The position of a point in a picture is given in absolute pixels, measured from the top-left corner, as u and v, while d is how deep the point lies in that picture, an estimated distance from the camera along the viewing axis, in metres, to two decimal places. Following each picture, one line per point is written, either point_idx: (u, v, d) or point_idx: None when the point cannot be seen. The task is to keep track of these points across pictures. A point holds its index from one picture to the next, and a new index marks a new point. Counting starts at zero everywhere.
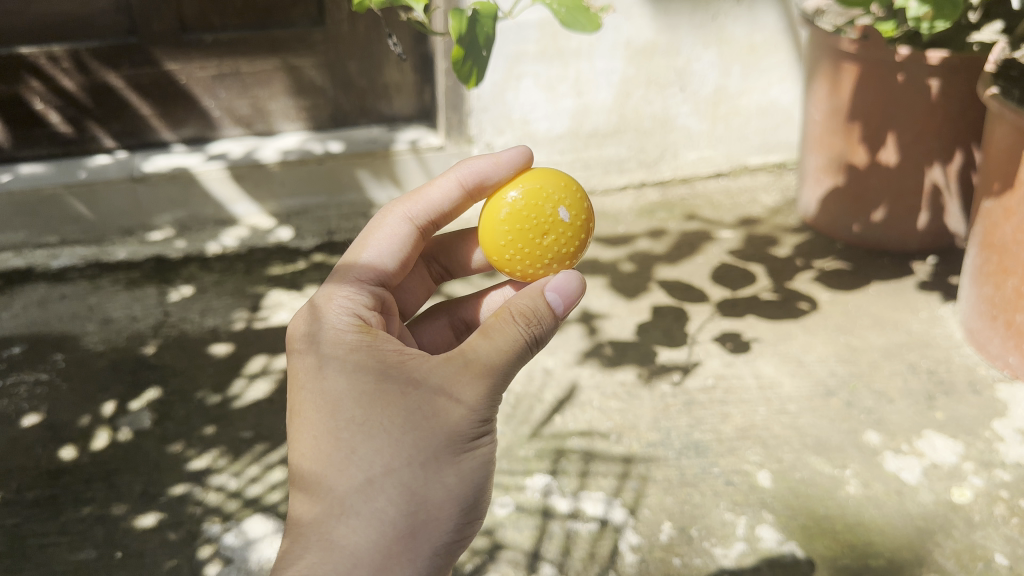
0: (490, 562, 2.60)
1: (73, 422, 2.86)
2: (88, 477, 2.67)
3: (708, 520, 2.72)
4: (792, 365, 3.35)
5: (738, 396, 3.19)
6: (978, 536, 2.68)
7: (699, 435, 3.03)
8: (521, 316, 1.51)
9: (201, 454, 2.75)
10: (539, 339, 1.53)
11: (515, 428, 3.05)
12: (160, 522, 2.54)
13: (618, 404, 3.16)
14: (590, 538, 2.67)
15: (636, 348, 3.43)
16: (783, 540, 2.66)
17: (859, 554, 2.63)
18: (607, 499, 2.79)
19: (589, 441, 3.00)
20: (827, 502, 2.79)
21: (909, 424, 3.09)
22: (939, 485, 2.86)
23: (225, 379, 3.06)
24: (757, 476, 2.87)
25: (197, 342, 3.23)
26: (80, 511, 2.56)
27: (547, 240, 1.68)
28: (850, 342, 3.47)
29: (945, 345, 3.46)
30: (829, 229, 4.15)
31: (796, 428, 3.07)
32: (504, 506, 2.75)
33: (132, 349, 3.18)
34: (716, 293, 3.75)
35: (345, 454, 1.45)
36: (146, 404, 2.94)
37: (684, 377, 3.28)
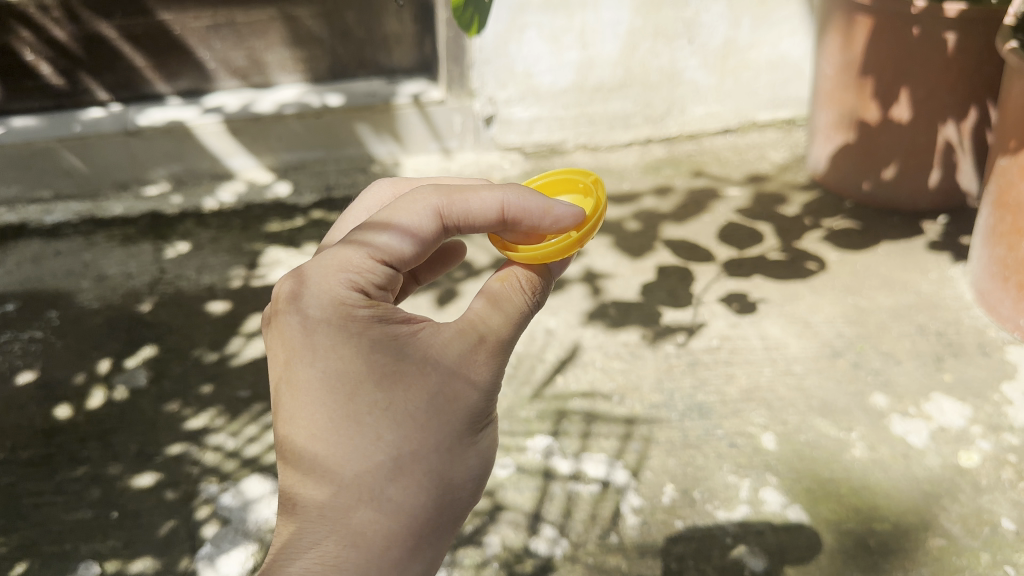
0: (490, 522, 2.55)
1: (68, 379, 2.82)
2: (82, 437, 2.63)
3: (711, 482, 2.68)
4: (798, 327, 3.29)
5: (743, 357, 3.15)
6: (984, 500, 2.64)
7: (703, 397, 2.99)
8: (527, 283, 1.47)
9: (198, 413, 2.72)
10: (534, 289, 1.48)
11: (516, 389, 3.01)
12: (156, 482, 2.51)
13: (621, 364, 3.12)
14: (592, 499, 2.63)
15: (640, 308, 3.37)
16: (787, 503, 2.63)
17: (865, 517, 2.60)
18: (609, 460, 2.76)
19: (592, 402, 2.96)
20: (832, 466, 2.75)
21: (917, 387, 3.04)
22: (946, 449, 2.82)
23: (221, 337, 3.01)
24: (761, 439, 2.83)
25: (193, 299, 3.18)
26: (76, 471, 2.53)
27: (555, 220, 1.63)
28: (858, 304, 3.41)
29: (954, 306, 3.40)
30: (837, 187, 4.07)
31: (801, 390, 3.02)
32: (505, 467, 2.72)
33: (127, 306, 3.13)
34: (723, 253, 3.68)
35: (341, 431, 1.28)
36: (142, 362, 2.89)
37: (689, 337, 3.23)
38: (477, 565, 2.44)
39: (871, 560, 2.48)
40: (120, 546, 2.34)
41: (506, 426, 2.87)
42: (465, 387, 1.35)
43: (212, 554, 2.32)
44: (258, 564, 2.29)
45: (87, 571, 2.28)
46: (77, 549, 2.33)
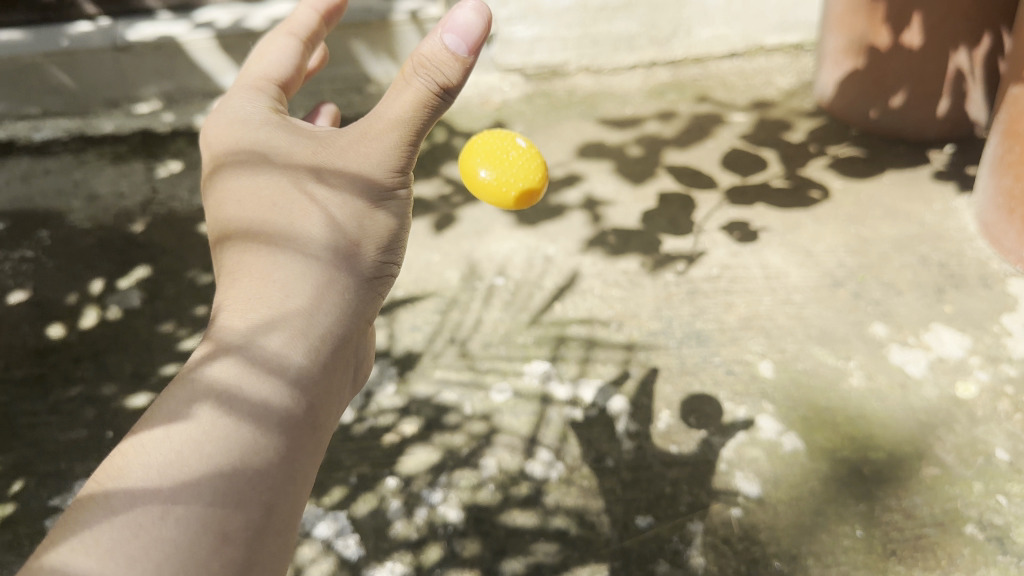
0: (486, 446, 2.54)
1: (61, 299, 2.78)
2: (76, 357, 2.61)
3: (707, 409, 2.68)
4: (800, 256, 3.25)
5: (743, 286, 3.12)
6: (980, 431, 2.65)
7: (701, 325, 2.97)
8: (422, 69, 1.49)
9: (193, 334, 2.68)
10: (447, 89, 1.51)
11: (513, 315, 2.97)
12: (151, 402, 2.49)
13: (619, 292, 3.08)
14: (588, 424, 2.62)
15: (641, 236, 3.32)
16: (783, 431, 2.62)
17: (860, 446, 2.60)
18: (605, 386, 2.74)
19: (589, 329, 2.94)
20: (829, 394, 2.74)
21: (917, 318, 3.02)
22: (944, 379, 2.81)
23: (215, 258, 2.97)
24: (758, 367, 2.82)
25: (185, 220, 3.12)
26: (71, 390, 2.51)
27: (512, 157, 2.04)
28: (861, 234, 3.36)
29: (958, 237, 3.36)
30: (843, 113, 3.99)
31: (801, 319, 3.00)
32: (502, 392, 2.70)
33: (120, 227, 3.07)
34: (726, 180, 3.62)
35: (250, 253, 1.51)
36: (135, 283, 2.86)
37: (689, 266, 3.19)
38: (473, 487, 2.43)
39: (865, 487, 2.49)
40: None
41: (503, 352, 2.84)
42: (367, 220, 1.59)
43: None
44: None
45: None
46: (73, 468, 2.32)
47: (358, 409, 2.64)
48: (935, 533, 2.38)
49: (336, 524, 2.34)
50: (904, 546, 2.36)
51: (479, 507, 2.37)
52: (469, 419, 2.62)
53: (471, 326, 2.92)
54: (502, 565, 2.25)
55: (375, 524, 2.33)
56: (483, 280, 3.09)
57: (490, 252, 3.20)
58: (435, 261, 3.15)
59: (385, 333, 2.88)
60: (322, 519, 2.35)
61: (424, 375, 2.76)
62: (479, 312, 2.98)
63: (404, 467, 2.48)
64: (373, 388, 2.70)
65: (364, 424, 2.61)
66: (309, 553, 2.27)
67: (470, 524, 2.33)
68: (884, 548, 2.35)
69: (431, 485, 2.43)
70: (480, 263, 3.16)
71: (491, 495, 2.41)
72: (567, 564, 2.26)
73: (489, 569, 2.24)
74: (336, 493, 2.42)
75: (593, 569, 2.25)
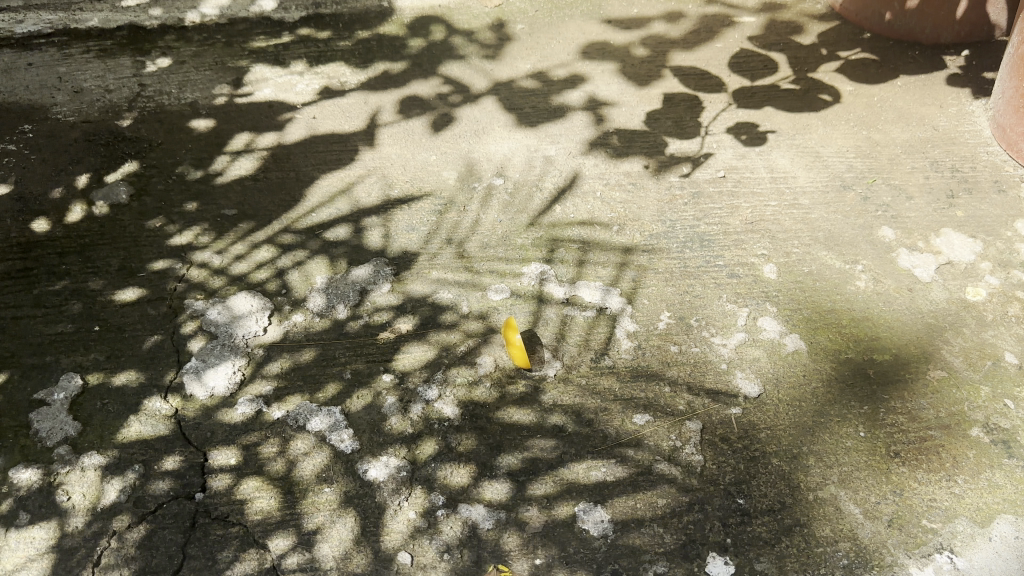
0: (483, 344, 2.48)
1: (45, 194, 2.70)
2: (62, 251, 2.55)
3: (709, 310, 2.62)
4: (809, 159, 3.15)
5: (750, 189, 3.03)
6: (989, 335, 2.59)
7: (705, 228, 2.89)
8: None
9: (182, 231, 2.64)
10: None
11: (512, 216, 2.89)
12: (140, 297, 2.45)
13: (621, 194, 2.99)
14: (587, 324, 2.56)
15: (645, 138, 3.21)
16: (785, 332, 2.57)
17: (864, 347, 2.55)
18: (605, 288, 2.68)
19: (590, 231, 2.86)
20: (834, 297, 2.68)
21: (927, 222, 2.94)
22: (953, 284, 2.74)
23: (206, 155, 2.91)
24: (762, 269, 2.75)
25: (175, 117, 3.04)
26: (56, 285, 2.46)
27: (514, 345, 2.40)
28: (872, 137, 3.26)
29: (972, 142, 3.25)
30: (856, 17, 3.82)
31: (807, 222, 2.92)
32: (500, 293, 2.63)
33: (106, 122, 2.97)
34: (734, 82, 3.49)
35: None
36: (122, 177, 2.78)
37: (694, 168, 3.10)
38: (469, 384, 2.36)
39: (868, 389, 2.44)
40: (103, 360, 2.29)
41: (501, 253, 2.76)
42: None
43: (198, 368, 2.30)
44: (247, 379, 2.30)
45: (69, 383, 2.23)
46: (59, 361, 2.28)
47: (353, 307, 2.53)
48: (940, 435, 2.32)
49: (331, 419, 2.23)
50: (908, 447, 2.29)
51: (475, 404, 2.31)
52: (466, 318, 2.54)
53: (469, 226, 2.83)
54: (498, 461, 2.19)
55: (369, 419, 2.25)
56: (481, 181, 3.00)
57: (489, 152, 3.10)
58: (432, 160, 3.04)
59: (380, 234, 2.76)
60: (316, 413, 2.24)
61: (420, 275, 2.65)
62: (477, 213, 2.89)
63: (398, 364, 2.40)
64: (368, 287, 2.59)
65: (360, 323, 2.49)
66: (301, 447, 2.16)
67: (466, 420, 2.27)
68: (888, 448, 2.29)
69: (426, 382, 2.36)
70: (478, 163, 3.06)
71: (488, 392, 2.35)
72: (564, 460, 2.20)
73: (484, 464, 2.17)
74: (331, 388, 2.31)
75: (591, 465, 2.20)
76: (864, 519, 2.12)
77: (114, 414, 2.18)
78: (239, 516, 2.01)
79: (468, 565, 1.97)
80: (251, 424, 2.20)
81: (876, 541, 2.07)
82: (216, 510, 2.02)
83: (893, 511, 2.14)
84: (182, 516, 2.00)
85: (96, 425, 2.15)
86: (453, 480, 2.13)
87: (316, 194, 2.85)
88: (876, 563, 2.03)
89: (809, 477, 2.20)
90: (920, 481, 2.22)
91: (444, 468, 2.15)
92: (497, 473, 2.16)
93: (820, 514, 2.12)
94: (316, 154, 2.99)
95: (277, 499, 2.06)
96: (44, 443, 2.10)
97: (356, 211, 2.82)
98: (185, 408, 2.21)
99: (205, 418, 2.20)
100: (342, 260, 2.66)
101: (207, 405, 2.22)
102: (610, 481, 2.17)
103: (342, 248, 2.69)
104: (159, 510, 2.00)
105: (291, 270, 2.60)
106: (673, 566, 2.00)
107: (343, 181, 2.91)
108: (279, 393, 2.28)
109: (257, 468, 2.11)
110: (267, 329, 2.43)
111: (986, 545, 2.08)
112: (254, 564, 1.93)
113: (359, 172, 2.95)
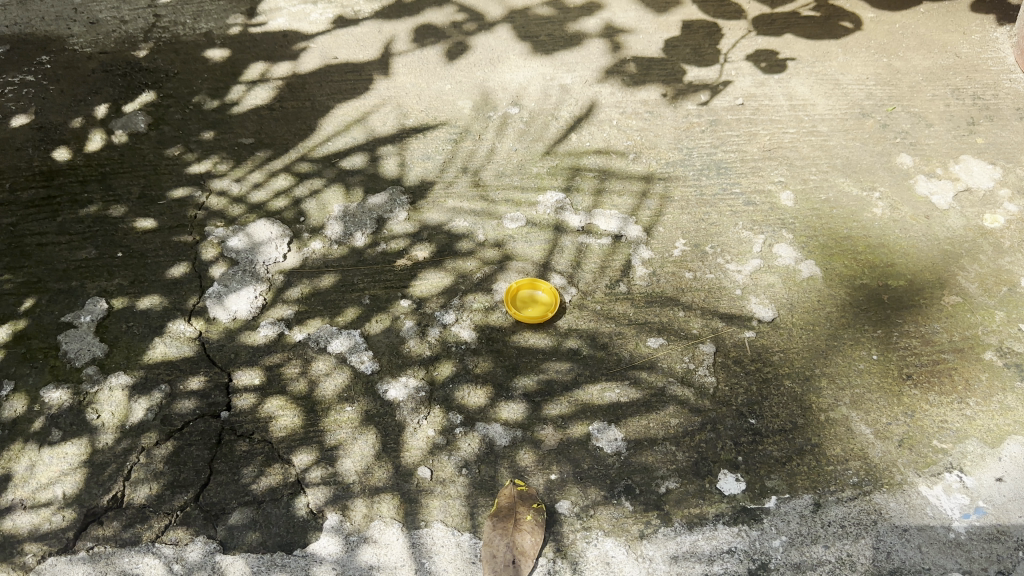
0: (500, 271, 2.50)
1: (65, 123, 2.73)
2: (83, 179, 2.58)
3: (724, 238, 2.63)
4: (828, 86, 3.12)
5: (768, 116, 3.01)
6: (1005, 262, 2.58)
7: (722, 156, 2.88)
8: None
9: (200, 159, 2.68)
10: None
11: (528, 145, 2.89)
12: (160, 224, 2.49)
13: (638, 123, 2.98)
14: (603, 252, 2.58)
15: (663, 65, 3.18)
16: (801, 259, 2.58)
17: (880, 273, 2.55)
18: (621, 217, 2.68)
19: (607, 160, 2.86)
20: (850, 224, 2.68)
21: (946, 149, 2.92)
22: (971, 211, 2.73)
23: (222, 84, 2.93)
24: (779, 197, 2.75)
25: (190, 47, 3.04)
26: (78, 212, 2.49)
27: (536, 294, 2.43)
28: (892, 64, 3.22)
29: (994, 69, 3.20)
30: None
31: (825, 150, 2.91)
32: (515, 221, 2.64)
33: (122, 52, 2.98)
34: (753, 9, 3.44)
35: None
36: (140, 107, 2.81)
37: (712, 96, 3.08)
38: (486, 309, 2.40)
39: (883, 313, 2.45)
40: (127, 285, 2.34)
41: (516, 182, 2.77)
42: None
43: (221, 293, 2.34)
44: (268, 303, 2.34)
45: (95, 306, 2.28)
46: (84, 286, 2.32)
47: (371, 235, 2.55)
48: (953, 359, 2.34)
49: (351, 341, 2.28)
50: (920, 370, 2.31)
51: (492, 328, 2.35)
52: (482, 245, 2.57)
53: (485, 155, 2.84)
54: (514, 382, 2.23)
55: (389, 341, 2.29)
56: (497, 110, 2.99)
57: (505, 81, 3.09)
58: (447, 89, 3.04)
59: (396, 162, 2.77)
60: (337, 335, 2.29)
61: (436, 204, 2.67)
62: (493, 142, 2.89)
63: (416, 290, 2.43)
64: (385, 215, 2.62)
65: (378, 250, 2.52)
66: (323, 367, 2.21)
67: (482, 343, 2.31)
68: (900, 371, 2.31)
69: (443, 307, 2.39)
70: (494, 92, 3.05)
71: (504, 316, 2.38)
72: (579, 382, 2.24)
73: (501, 385, 2.22)
74: (351, 312, 2.35)
75: (605, 387, 2.23)
76: (874, 439, 2.15)
77: (139, 337, 2.23)
78: (263, 433, 2.07)
79: (485, 480, 2.02)
80: (274, 346, 2.24)
81: (887, 460, 2.11)
82: (241, 428, 2.07)
83: (904, 432, 2.17)
84: (208, 434, 2.06)
85: (122, 346, 2.20)
86: (471, 400, 2.18)
87: (332, 123, 2.87)
88: (886, 481, 2.06)
89: (822, 398, 2.23)
90: (932, 403, 2.24)
91: (462, 389, 2.20)
92: (513, 394, 2.20)
93: (832, 435, 2.16)
94: (331, 83, 3.00)
95: (300, 417, 2.11)
96: (72, 363, 2.15)
97: (372, 140, 2.84)
98: (208, 331, 2.26)
99: (228, 340, 2.25)
100: (359, 188, 2.68)
101: (230, 328, 2.27)
102: (624, 402, 2.20)
103: (358, 176, 2.71)
104: (186, 427, 2.06)
105: (308, 198, 2.63)
106: (686, 482, 2.04)
107: (359, 110, 2.93)
108: (300, 317, 2.32)
109: (280, 388, 2.16)
110: (286, 256, 2.47)
111: (996, 464, 2.10)
112: (279, 479, 1.99)
113: (375, 102, 2.96)
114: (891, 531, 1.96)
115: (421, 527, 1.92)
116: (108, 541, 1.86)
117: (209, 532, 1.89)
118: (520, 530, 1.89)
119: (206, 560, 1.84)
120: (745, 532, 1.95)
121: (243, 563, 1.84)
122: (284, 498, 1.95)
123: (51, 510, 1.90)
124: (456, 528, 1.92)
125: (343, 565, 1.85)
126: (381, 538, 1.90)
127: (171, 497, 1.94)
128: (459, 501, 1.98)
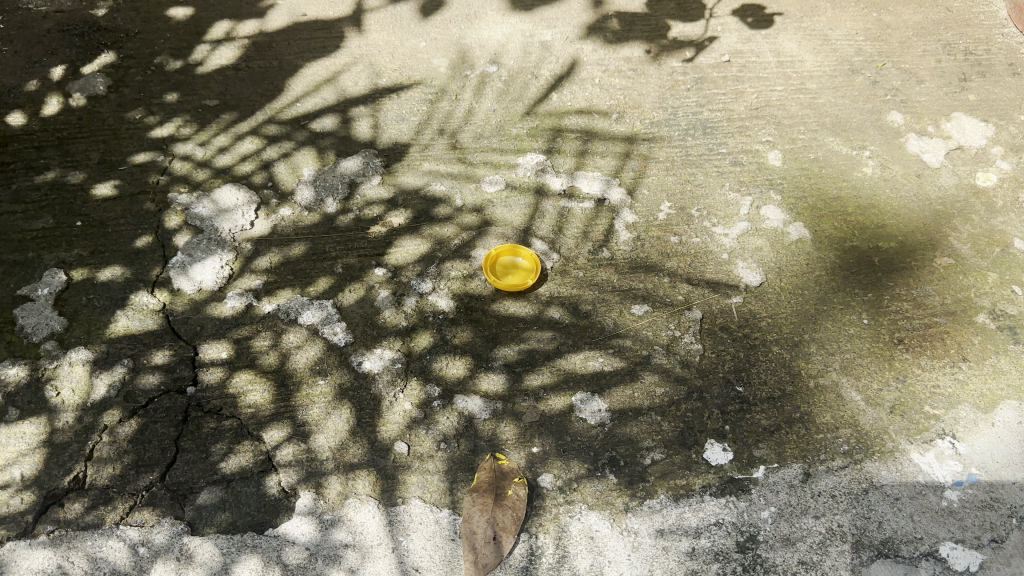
0: (478, 238, 2.41)
1: (19, 87, 2.59)
2: (39, 145, 2.46)
3: (711, 200, 2.54)
4: (816, 42, 3.02)
5: (755, 74, 2.91)
6: (999, 222, 2.52)
7: (708, 115, 2.79)
8: None
9: (163, 123, 2.57)
10: None
11: (507, 106, 2.78)
12: (121, 192, 2.39)
13: (621, 81, 2.88)
14: (585, 217, 2.48)
15: (646, 20, 3.06)
16: (789, 221, 2.50)
17: (869, 235, 2.48)
18: (604, 179, 2.59)
19: (589, 120, 2.76)
20: (840, 184, 2.60)
21: (938, 106, 2.83)
22: (963, 169, 2.66)
23: (185, 44, 2.79)
24: (767, 156, 2.67)
25: (152, 5, 2.90)
26: (35, 180, 2.38)
27: (520, 257, 2.35)
28: (882, 19, 3.11)
29: (986, 24, 3.13)
30: None
31: (814, 108, 2.82)
32: (494, 184, 2.54)
33: (79, 11, 2.82)
34: None
35: None
36: (99, 69, 2.68)
37: (697, 53, 2.97)
38: (465, 277, 2.31)
39: (874, 276, 2.38)
40: (86, 256, 2.23)
41: (495, 144, 2.66)
42: None
43: (185, 263, 2.24)
44: (235, 273, 2.24)
45: (53, 279, 2.17)
46: (41, 258, 2.21)
47: (343, 201, 2.45)
48: (945, 322, 2.27)
49: (322, 312, 2.18)
50: (912, 334, 2.24)
51: (470, 297, 2.26)
52: (460, 211, 2.47)
53: (462, 116, 2.73)
54: (494, 352, 2.15)
55: (362, 312, 2.20)
56: (474, 69, 2.88)
57: (483, 38, 2.96)
58: (421, 46, 2.91)
59: (369, 124, 2.67)
60: (308, 306, 2.19)
61: (411, 168, 2.57)
62: (470, 102, 2.78)
63: (391, 257, 2.33)
64: (357, 179, 2.51)
65: (351, 216, 2.42)
66: (294, 339, 2.13)
67: (460, 313, 2.22)
68: (891, 336, 2.24)
69: (419, 276, 2.30)
70: (471, 50, 2.93)
71: (483, 285, 2.30)
72: (561, 351, 2.16)
73: (480, 356, 2.14)
74: (322, 282, 2.25)
75: (588, 356, 2.16)
76: (866, 406, 2.08)
77: (100, 310, 2.13)
78: (232, 410, 1.98)
79: (465, 455, 1.95)
80: (242, 319, 2.15)
81: (878, 427, 2.04)
82: (208, 404, 1.99)
83: (895, 398, 2.10)
84: (174, 411, 1.97)
85: (82, 320, 2.10)
86: (449, 372, 2.09)
87: (301, 83, 2.76)
88: (877, 449, 2.00)
89: (811, 364, 2.17)
90: (924, 367, 2.17)
91: (439, 360, 2.12)
92: (492, 364, 2.12)
93: (822, 402, 2.09)
94: (299, 41, 2.87)
95: (271, 391, 2.03)
96: (29, 338, 2.05)
97: (343, 101, 2.73)
98: (173, 303, 2.16)
99: (193, 312, 2.15)
100: (330, 151, 2.58)
101: (195, 300, 2.17)
102: (608, 371, 2.13)
103: (329, 139, 2.61)
104: (151, 404, 1.97)
105: (276, 162, 2.53)
106: (672, 453, 1.98)
107: (329, 69, 2.81)
108: (269, 287, 2.22)
109: (249, 362, 2.07)
110: (254, 223, 2.36)
111: (990, 430, 2.04)
112: (249, 456, 1.90)
113: (345, 61, 2.84)
114: (883, 501, 1.91)
115: (398, 504, 1.85)
116: (70, 525, 1.78)
117: (176, 513, 1.80)
118: (500, 506, 1.81)
119: (173, 542, 1.76)
120: (733, 503, 1.89)
121: (213, 545, 1.76)
122: (254, 476, 1.87)
123: (10, 492, 1.81)
124: (435, 504, 1.86)
125: (317, 545, 1.78)
126: (356, 516, 1.82)
127: (136, 477, 1.85)
128: (438, 476, 1.90)
